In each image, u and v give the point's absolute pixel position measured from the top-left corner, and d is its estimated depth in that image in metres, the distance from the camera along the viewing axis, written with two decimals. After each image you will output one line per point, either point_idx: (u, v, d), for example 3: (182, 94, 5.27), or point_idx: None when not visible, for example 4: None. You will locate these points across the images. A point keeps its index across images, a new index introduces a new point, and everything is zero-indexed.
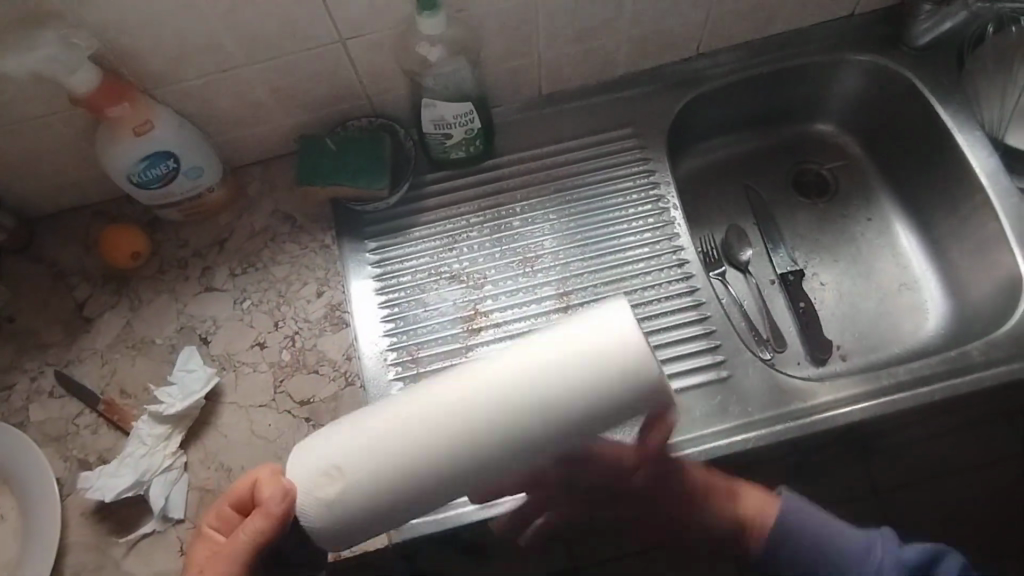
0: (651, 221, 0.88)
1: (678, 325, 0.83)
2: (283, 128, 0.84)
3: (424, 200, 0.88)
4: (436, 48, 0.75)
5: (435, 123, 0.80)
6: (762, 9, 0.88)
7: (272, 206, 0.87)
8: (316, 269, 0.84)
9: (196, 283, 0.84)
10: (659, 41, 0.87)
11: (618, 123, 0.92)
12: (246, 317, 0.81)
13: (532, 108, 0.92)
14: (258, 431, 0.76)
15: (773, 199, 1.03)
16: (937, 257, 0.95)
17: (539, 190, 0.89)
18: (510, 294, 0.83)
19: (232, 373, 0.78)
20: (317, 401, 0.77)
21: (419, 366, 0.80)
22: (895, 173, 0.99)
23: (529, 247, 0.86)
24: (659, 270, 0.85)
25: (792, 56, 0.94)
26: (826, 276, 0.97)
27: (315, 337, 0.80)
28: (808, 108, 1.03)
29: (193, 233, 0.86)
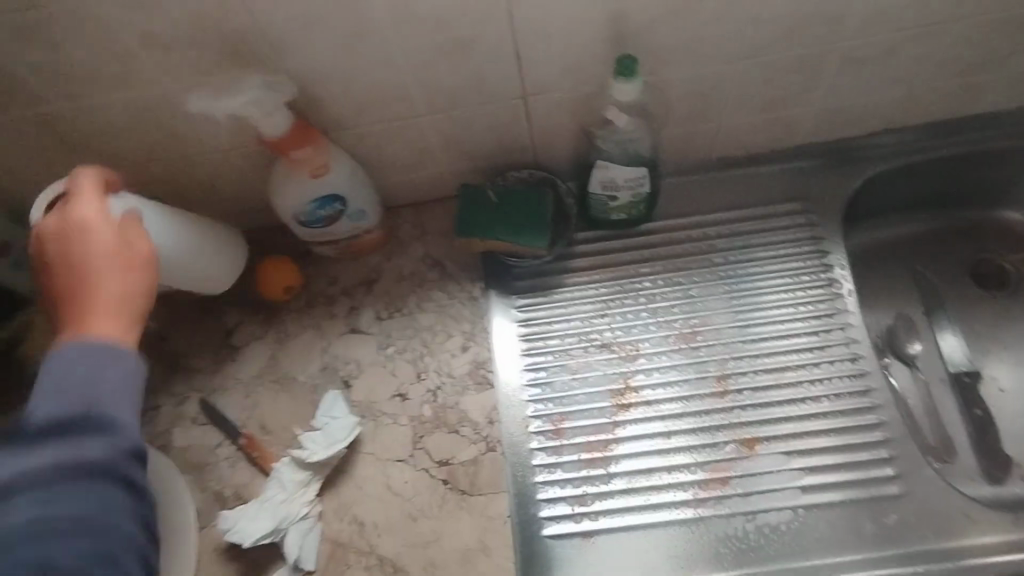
0: (822, 307, 0.81)
1: (848, 428, 0.75)
2: (444, 173, 0.83)
3: (578, 259, 0.85)
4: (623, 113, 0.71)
5: (603, 185, 0.77)
6: (969, 89, 0.80)
7: (422, 251, 0.85)
8: (462, 320, 0.81)
9: (342, 323, 0.83)
10: (847, 115, 0.81)
11: (789, 196, 0.86)
12: (389, 364, 0.80)
13: (697, 172, 0.87)
14: (393, 488, 0.74)
15: (947, 288, 0.93)
16: None
17: (701, 261, 0.84)
18: (664, 371, 0.78)
19: (371, 422, 0.77)
20: (456, 463, 0.74)
21: (561, 438, 0.76)
22: None
23: (687, 322, 0.81)
24: (829, 364, 0.78)
25: (992, 139, 0.85)
26: (1007, 380, 0.88)
27: (457, 394, 0.77)
28: (999, 193, 0.93)
29: (342, 270, 0.85)
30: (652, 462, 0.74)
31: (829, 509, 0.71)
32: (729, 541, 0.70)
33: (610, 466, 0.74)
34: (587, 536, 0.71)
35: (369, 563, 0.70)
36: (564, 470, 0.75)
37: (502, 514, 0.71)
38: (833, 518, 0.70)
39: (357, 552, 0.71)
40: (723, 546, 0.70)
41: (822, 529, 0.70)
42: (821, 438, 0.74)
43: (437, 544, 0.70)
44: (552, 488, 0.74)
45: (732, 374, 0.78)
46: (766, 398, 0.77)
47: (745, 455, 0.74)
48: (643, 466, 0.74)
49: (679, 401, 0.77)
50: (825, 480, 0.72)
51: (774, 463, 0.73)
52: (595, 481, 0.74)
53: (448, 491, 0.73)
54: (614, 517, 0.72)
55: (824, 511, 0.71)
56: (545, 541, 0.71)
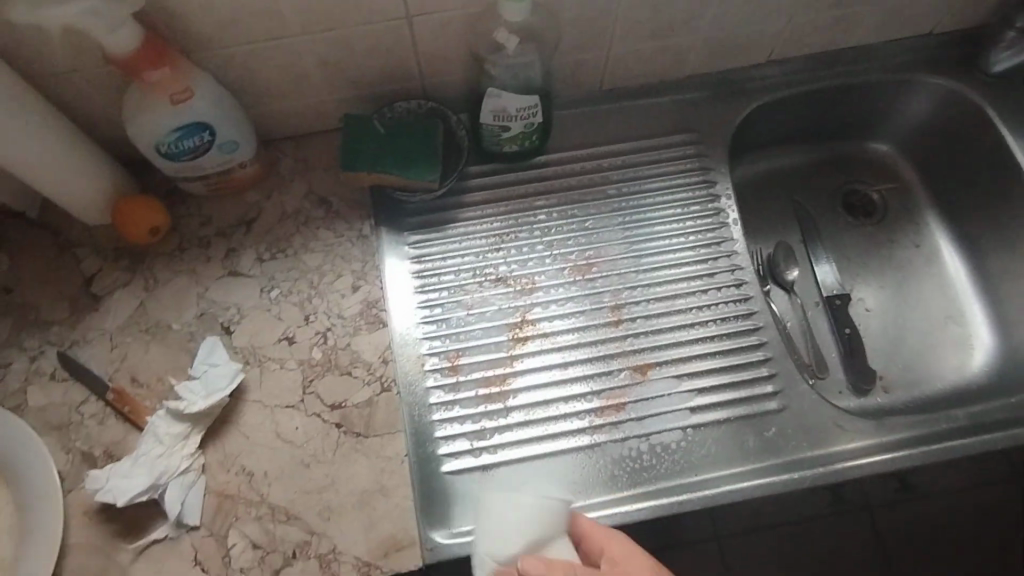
0: (710, 236, 0.83)
1: (733, 351, 0.78)
2: (325, 102, 0.77)
3: (472, 193, 0.83)
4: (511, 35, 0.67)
5: (495, 114, 0.74)
6: (843, 22, 0.83)
7: (306, 187, 0.80)
8: (352, 260, 0.77)
9: (219, 266, 0.76)
10: (732, 46, 0.82)
11: (679, 128, 0.87)
12: (273, 307, 0.75)
13: (589, 103, 0.86)
14: (283, 435, 0.70)
15: (823, 218, 0.99)
16: (986, 292, 0.93)
17: (596, 193, 0.84)
18: (560, 303, 0.78)
19: (256, 368, 0.72)
20: (350, 406, 0.71)
21: (459, 375, 0.75)
22: (950, 201, 0.96)
23: (581, 254, 0.81)
24: (716, 291, 0.81)
25: (863, 72, 0.89)
26: (872, 301, 0.94)
27: (348, 335, 0.74)
28: (869, 126, 0.98)
29: (218, 209, 0.79)
30: (549, 393, 0.74)
31: (716, 427, 0.74)
32: (624, 465, 0.72)
33: (508, 400, 0.74)
34: (486, 469, 0.71)
35: (260, 513, 0.67)
36: (462, 407, 0.74)
37: (398, 453, 0.69)
38: (719, 436, 0.74)
39: (247, 502, 0.68)
40: (618, 470, 0.72)
41: (710, 447, 0.73)
42: (709, 361, 0.77)
43: (332, 488, 0.68)
44: (451, 424, 0.73)
45: (626, 304, 0.79)
46: (658, 325, 0.78)
47: (638, 381, 0.76)
48: (541, 397, 0.74)
49: (575, 332, 0.77)
50: (713, 400, 0.75)
51: (666, 387, 0.76)
52: (493, 415, 0.73)
53: (342, 434, 0.70)
54: (510, 450, 0.72)
55: (712, 429, 0.74)
56: (443, 477, 0.71)
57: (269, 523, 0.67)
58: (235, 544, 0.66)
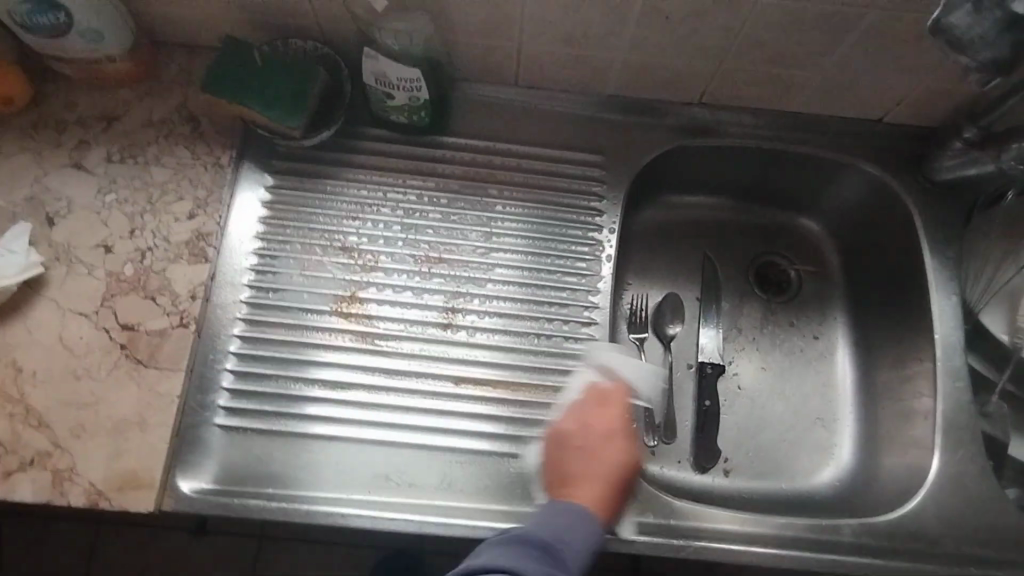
0: (578, 265, 0.78)
1: (555, 388, 0.73)
2: (215, 17, 0.73)
3: (349, 154, 0.79)
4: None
5: (377, 77, 0.70)
6: (780, 82, 0.76)
7: (181, 100, 0.77)
8: (199, 186, 0.74)
9: (66, 155, 0.74)
10: (657, 74, 0.76)
11: (586, 146, 0.82)
12: (104, 212, 0.72)
13: (501, 95, 0.81)
14: (65, 342, 0.68)
15: (729, 281, 0.92)
16: (865, 406, 0.86)
17: (476, 188, 0.79)
18: (396, 289, 0.75)
19: (63, 268, 0.70)
20: (142, 331, 0.69)
21: (269, 332, 0.72)
22: (861, 302, 0.89)
23: (437, 246, 0.77)
24: (562, 322, 0.76)
25: (798, 142, 0.83)
26: (746, 379, 0.88)
27: (167, 260, 0.71)
28: (802, 200, 0.92)
29: (86, 98, 0.76)
30: (350, 376, 0.71)
31: (506, 462, 0.69)
32: (401, 471, 0.68)
33: (307, 371, 0.71)
34: (259, 433, 0.68)
35: (14, 412, 0.65)
36: (260, 364, 0.71)
37: (171, 393, 0.67)
38: (508, 471, 0.69)
39: (5, 397, 0.66)
40: (392, 473, 0.68)
41: (493, 479, 0.68)
42: (526, 391, 0.73)
43: (92, 407, 0.66)
44: (243, 381, 0.70)
45: (463, 310, 0.75)
46: (488, 340, 0.74)
47: (447, 391, 0.72)
48: (340, 378, 0.71)
49: (401, 322, 0.74)
50: (514, 432, 0.70)
51: (471, 405, 0.71)
52: (288, 381, 0.70)
53: (123, 357, 0.68)
54: (290, 421, 0.69)
55: (502, 463, 0.69)
56: (212, 429, 0.68)
57: (18, 424, 0.65)
58: None
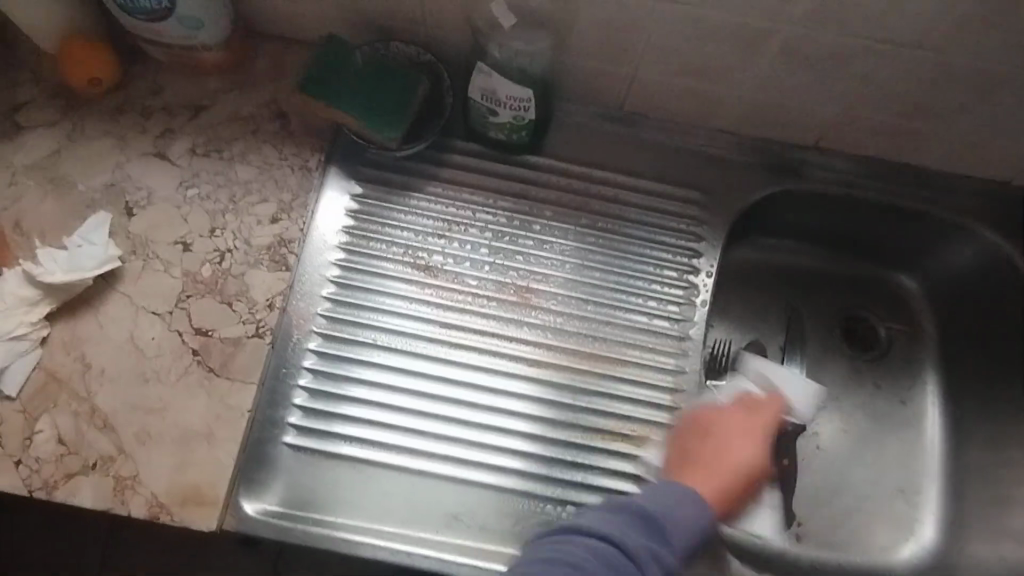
0: (670, 310, 0.74)
1: (638, 441, 0.69)
2: (318, 13, 0.70)
3: (438, 167, 0.75)
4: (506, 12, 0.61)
5: (483, 93, 0.66)
6: (907, 135, 0.72)
7: (270, 94, 0.73)
8: (285, 188, 0.70)
9: (150, 143, 0.71)
10: (775, 115, 0.72)
11: (687, 182, 0.77)
12: (184, 207, 0.69)
13: (602, 119, 0.77)
14: (136, 341, 0.65)
15: (815, 331, 0.87)
16: (952, 482, 0.82)
17: (568, 216, 0.75)
18: (478, 318, 0.71)
19: (140, 263, 0.67)
20: (215, 337, 0.65)
21: (344, 349, 0.69)
22: (955, 371, 0.85)
23: (525, 275, 0.73)
24: (649, 369, 0.72)
25: (913, 198, 0.78)
26: (827, 440, 0.83)
27: (246, 265, 0.68)
28: (903, 256, 0.87)
29: (173, 85, 0.73)
30: (421, 404, 0.68)
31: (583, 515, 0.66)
32: (472, 512, 0.65)
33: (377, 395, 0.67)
34: (330, 457, 0.66)
35: (81, 410, 0.63)
36: (331, 383, 0.67)
37: (241, 407, 0.64)
38: None
39: (71, 394, 0.63)
40: (462, 513, 0.64)
41: None
42: (608, 439, 0.69)
43: (161, 413, 0.63)
44: (313, 399, 0.67)
45: (548, 347, 0.71)
46: (571, 382, 0.70)
47: (523, 431, 0.68)
48: (411, 405, 0.68)
49: (480, 354, 0.70)
50: (593, 483, 0.67)
51: (552, 450, 0.68)
52: (359, 405, 0.67)
53: (195, 364, 0.65)
54: (361, 447, 0.66)
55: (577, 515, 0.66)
56: (279, 448, 0.65)
57: (84, 424, 0.62)
58: (41, 431, 0.62)
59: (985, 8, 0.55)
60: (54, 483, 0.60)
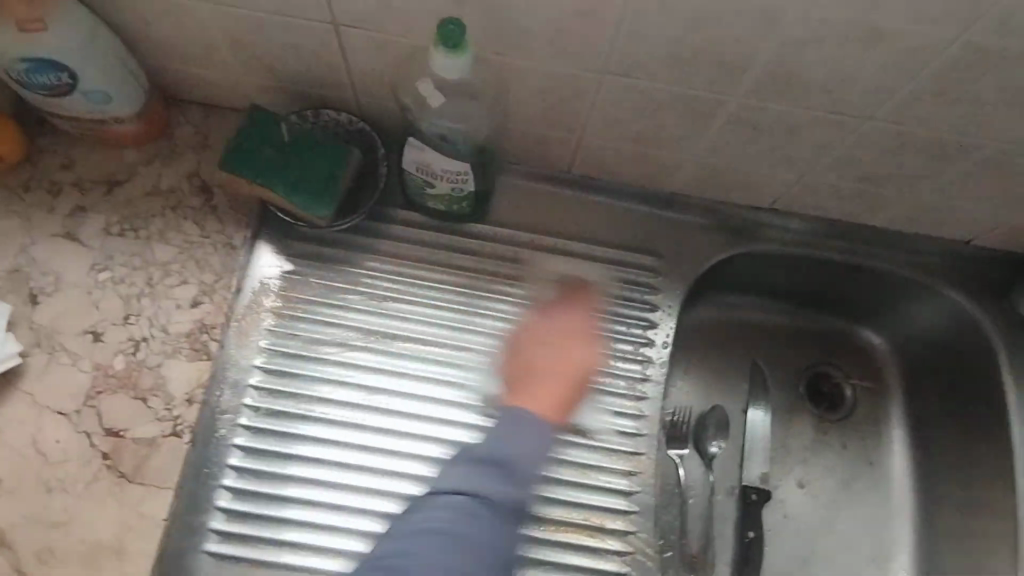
0: (626, 386, 0.70)
1: (591, 530, 0.65)
2: (241, 81, 0.65)
3: (376, 239, 0.70)
4: (437, 92, 0.58)
5: (417, 166, 0.62)
6: (863, 197, 0.69)
7: (193, 166, 0.68)
8: (206, 269, 0.65)
9: (59, 222, 0.65)
10: (727, 178, 0.69)
11: (640, 246, 0.74)
12: (96, 292, 0.64)
13: (549, 183, 0.73)
14: (39, 445, 0.59)
15: (779, 392, 0.83)
16: (922, 549, 0.79)
17: (521, 289, 0.71)
18: (422, 404, 0.67)
19: (44, 356, 0.61)
20: (128, 439, 0.60)
21: (273, 442, 0.63)
22: (923, 431, 0.82)
23: (474, 355, 0.69)
24: (605, 451, 0.68)
25: (872, 258, 0.75)
26: (794, 509, 0.79)
27: (163, 355, 0.62)
28: (866, 311, 0.84)
29: (86, 157, 0.67)
30: (357, 500, 0.63)
31: None
32: None
33: (307, 494, 0.63)
34: (260, 564, 0.60)
35: None
36: (261, 482, 0.62)
37: (156, 516, 0.58)
38: None
39: None
40: None
41: None
42: (559, 531, 0.65)
43: (65, 527, 0.57)
44: (236, 500, 0.61)
45: None
46: None
47: None
48: (350, 502, 0.63)
49: (428, 443, 0.65)
50: None
51: None
52: (291, 504, 0.62)
53: (104, 469, 0.59)
54: (294, 553, 0.61)
55: None
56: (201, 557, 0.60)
57: None
58: None
59: (935, 81, 0.53)
60: None
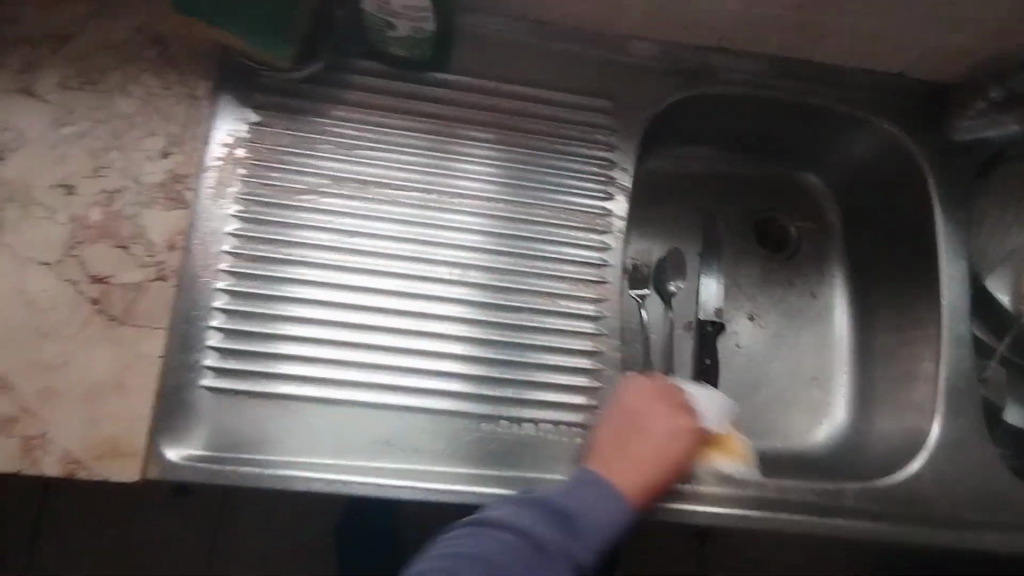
0: (592, 222, 0.75)
1: (564, 351, 0.70)
2: None
3: (342, 90, 0.71)
4: None
5: (378, 5, 0.63)
6: (804, 28, 0.73)
7: (148, 18, 0.67)
8: (173, 121, 0.66)
9: (13, 79, 0.64)
10: (676, 13, 0.72)
11: (597, 91, 0.76)
12: (61, 147, 0.63)
13: (506, 31, 0.75)
14: (25, 294, 0.60)
15: (731, 235, 0.89)
16: (860, 365, 0.87)
17: (488, 134, 0.74)
18: (399, 245, 0.70)
19: (18, 211, 0.62)
20: (114, 284, 0.62)
21: (256, 286, 0.66)
22: (861, 262, 0.89)
23: (446, 198, 0.72)
24: (574, 282, 0.73)
25: (814, 94, 0.80)
26: (746, 339, 0.86)
27: (138, 205, 0.63)
28: (809, 156, 0.90)
29: (33, 12, 0.66)
30: (343, 335, 0.66)
31: (517, 427, 0.67)
32: (404, 436, 0.64)
33: (295, 331, 0.66)
34: (258, 397, 0.64)
35: None
36: (249, 323, 0.65)
37: (150, 353, 0.61)
38: (518, 436, 0.66)
39: None
40: (395, 438, 0.64)
41: (494, 444, 0.65)
42: (534, 353, 0.70)
43: (62, 368, 0.59)
44: (228, 340, 0.64)
45: (474, 267, 0.71)
46: (498, 300, 0.70)
47: (454, 351, 0.68)
48: (336, 336, 0.66)
49: (409, 281, 0.69)
50: (521, 395, 0.68)
51: (482, 369, 0.68)
52: (279, 342, 0.65)
53: (94, 313, 0.61)
54: (289, 384, 0.64)
55: (509, 427, 0.66)
56: (198, 393, 0.63)
57: None
58: None
59: None
60: None
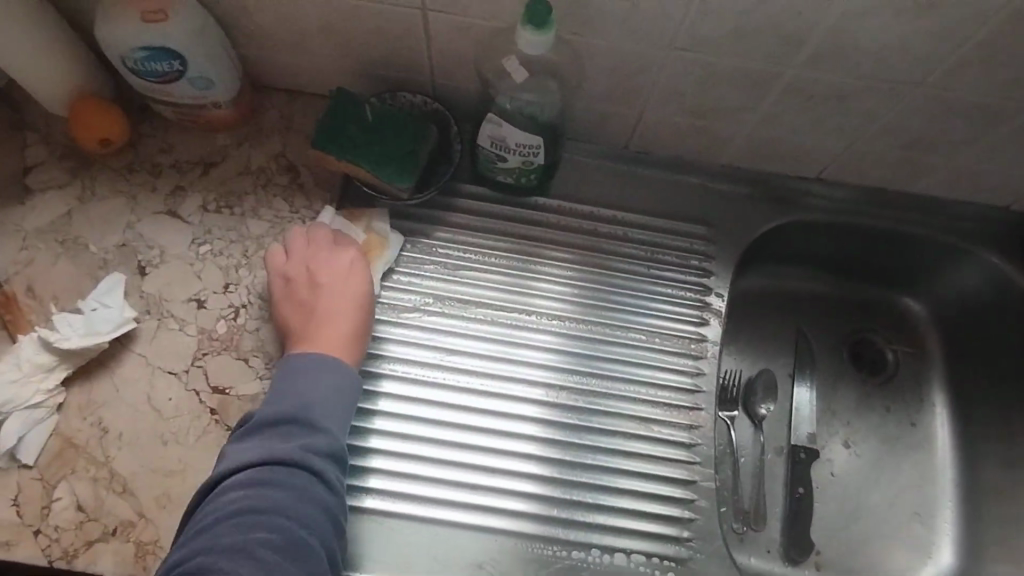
0: (685, 346, 0.75)
1: (657, 478, 0.70)
2: (327, 68, 0.71)
3: (449, 213, 0.76)
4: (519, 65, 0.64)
5: (492, 141, 0.67)
6: (905, 164, 0.74)
7: (280, 147, 0.74)
8: None
9: (161, 201, 0.71)
10: (776, 148, 0.74)
11: (693, 217, 0.78)
12: (196, 264, 0.69)
13: (606, 159, 0.78)
14: (153, 401, 0.64)
15: (824, 357, 0.88)
16: (969, 504, 0.82)
17: (584, 257, 0.76)
18: (495, 363, 0.71)
19: (154, 322, 0.67)
20: (233, 395, 0.65)
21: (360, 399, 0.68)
22: (964, 392, 0.86)
23: (540, 318, 0.74)
24: (666, 408, 0.73)
25: (912, 224, 0.80)
26: (842, 466, 0.83)
27: (260, 320, 0.68)
28: (904, 279, 0.88)
29: (183, 142, 0.74)
30: (440, 452, 0.67)
31: (608, 557, 0.66)
32: (497, 560, 0.64)
33: (394, 446, 0.67)
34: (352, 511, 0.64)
35: (98, 476, 0.62)
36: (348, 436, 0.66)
37: None
38: (610, 566, 0.65)
39: (89, 459, 0.62)
40: (488, 562, 0.64)
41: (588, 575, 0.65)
42: (626, 479, 0.69)
43: (181, 475, 0.62)
44: None
45: (564, 386, 0.72)
46: (589, 421, 0.71)
47: (545, 474, 0.68)
48: (433, 454, 0.67)
49: (502, 400, 0.70)
50: (612, 523, 0.67)
51: (574, 493, 0.67)
52: (378, 456, 0.66)
53: (213, 423, 0.64)
54: (381, 499, 0.65)
55: (602, 556, 0.66)
56: None
57: (102, 489, 0.61)
58: (59, 499, 0.60)
59: (980, 49, 0.58)
60: (74, 552, 0.59)
